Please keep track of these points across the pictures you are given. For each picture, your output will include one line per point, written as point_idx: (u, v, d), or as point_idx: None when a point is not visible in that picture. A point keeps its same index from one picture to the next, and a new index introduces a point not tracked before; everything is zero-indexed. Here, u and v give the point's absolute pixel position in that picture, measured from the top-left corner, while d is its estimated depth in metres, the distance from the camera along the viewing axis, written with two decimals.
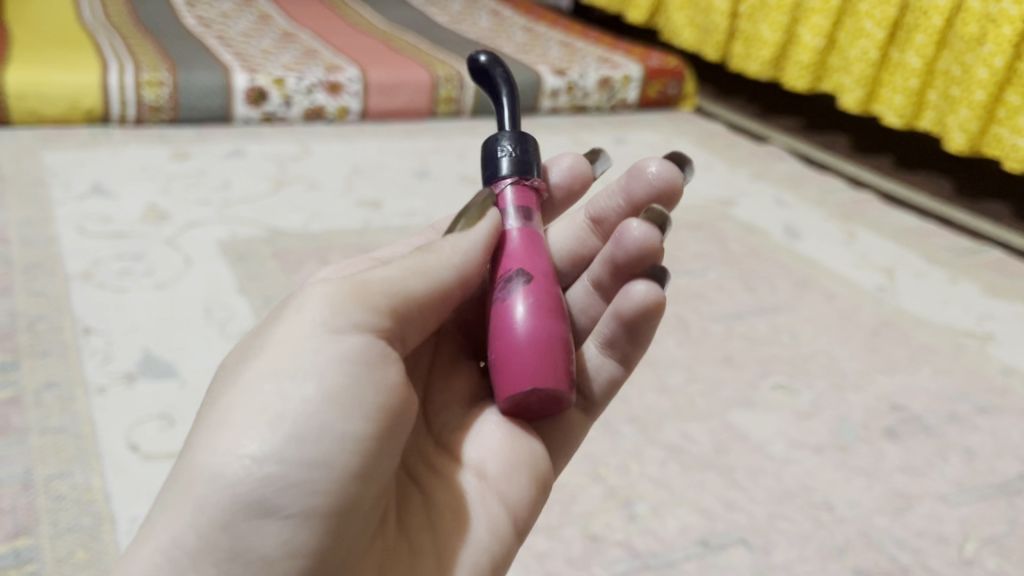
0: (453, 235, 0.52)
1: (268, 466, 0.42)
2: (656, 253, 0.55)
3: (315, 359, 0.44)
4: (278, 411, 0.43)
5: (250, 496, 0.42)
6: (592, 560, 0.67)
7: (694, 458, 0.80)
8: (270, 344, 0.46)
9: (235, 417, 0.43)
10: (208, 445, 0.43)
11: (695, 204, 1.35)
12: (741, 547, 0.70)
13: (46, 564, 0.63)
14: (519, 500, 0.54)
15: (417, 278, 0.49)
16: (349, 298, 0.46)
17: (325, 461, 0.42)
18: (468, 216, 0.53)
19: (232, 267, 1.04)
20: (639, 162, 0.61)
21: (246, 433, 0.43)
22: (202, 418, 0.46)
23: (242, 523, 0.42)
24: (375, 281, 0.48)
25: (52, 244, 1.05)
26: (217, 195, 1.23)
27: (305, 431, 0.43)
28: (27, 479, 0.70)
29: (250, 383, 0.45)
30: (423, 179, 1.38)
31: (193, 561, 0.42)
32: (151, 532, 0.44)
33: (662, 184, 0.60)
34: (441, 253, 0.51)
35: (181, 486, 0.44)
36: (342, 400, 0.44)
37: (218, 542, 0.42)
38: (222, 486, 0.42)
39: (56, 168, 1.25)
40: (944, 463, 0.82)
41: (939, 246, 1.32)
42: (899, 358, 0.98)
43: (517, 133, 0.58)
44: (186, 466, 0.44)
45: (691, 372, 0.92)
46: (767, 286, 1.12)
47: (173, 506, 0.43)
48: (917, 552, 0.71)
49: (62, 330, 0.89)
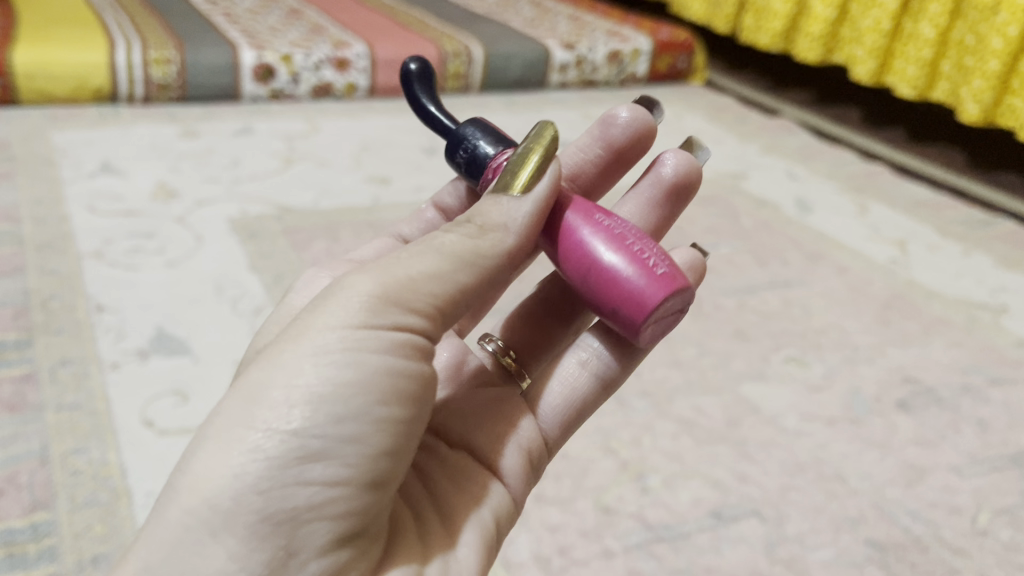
0: (509, 198, 0.49)
1: (307, 440, 0.41)
2: (694, 174, 0.66)
3: (357, 346, 0.42)
4: (318, 393, 0.41)
5: (288, 466, 0.41)
6: (604, 531, 0.68)
7: (706, 431, 0.80)
8: (308, 324, 0.44)
9: (275, 393, 0.42)
10: (246, 419, 0.42)
11: (705, 179, 1.34)
12: (754, 519, 0.70)
13: (65, 538, 0.64)
14: (514, 472, 0.55)
15: (467, 266, 0.46)
16: (389, 292, 0.43)
17: (361, 438, 0.42)
18: (528, 172, 0.49)
19: (244, 245, 1.05)
20: (609, 112, 0.67)
21: (288, 409, 0.41)
22: (233, 392, 0.44)
23: (278, 488, 0.41)
24: (421, 276, 0.44)
25: (64, 222, 1.05)
26: (226, 173, 1.23)
27: (344, 411, 0.42)
28: (44, 455, 0.70)
29: (288, 361, 0.43)
30: (432, 156, 1.37)
31: (225, 523, 0.40)
32: (175, 491, 0.42)
33: (639, 127, 0.66)
34: (495, 234, 0.48)
35: (213, 451, 0.41)
36: (380, 386, 0.42)
37: (251, 505, 0.40)
38: (260, 456, 0.41)
39: (65, 147, 1.25)
40: (956, 434, 0.82)
41: (952, 218, 1.31)
42: (912, 331, 0.98)
43: (479, 122, 0.57)
44: (219, 435, 0.42)
45: (702, 345, 0.92)
46: (778, 260, 1.12)
47: (204, 471, 0.41)
48: (930, 523, 0.71)
49: (75, 308, 0.89)
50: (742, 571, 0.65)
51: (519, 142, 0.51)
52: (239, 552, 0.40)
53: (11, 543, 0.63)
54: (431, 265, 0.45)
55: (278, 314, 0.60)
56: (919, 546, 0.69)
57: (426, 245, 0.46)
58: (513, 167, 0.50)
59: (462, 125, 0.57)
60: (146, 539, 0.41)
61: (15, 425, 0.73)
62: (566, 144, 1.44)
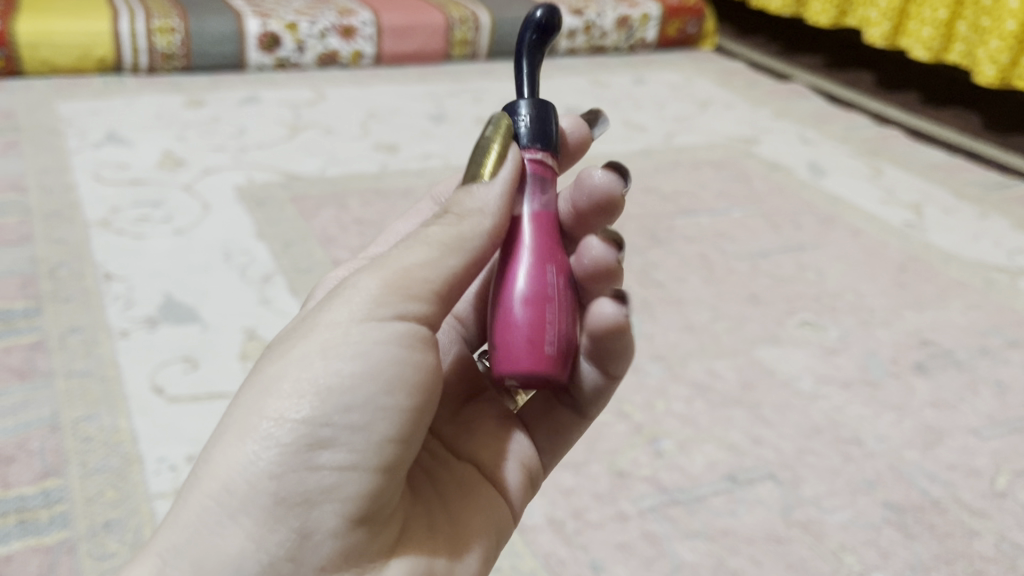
0: (477, 185, 0.43)
1: (317, 427, 0.38)
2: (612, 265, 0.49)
3: (363, 337, 0.39)
4: (325, 382, 0.38)
5: (298, 454, 0.38)
6: (619, 494, 0.67)
7: (720, 394, 0.79)
8: (321, 315, 0.40)
9: (285, 382, 0.39)
10: (258, 407, 0.39)
11: (716, 144, 1.33)
12: (770, 481, 0.69)
13: (76, 503, 0.63)
14: (516, 488, 0.51)
15: (455, 251, 0.42)
16: (390, 281, 0.40)
17: (370, 427, 0.39)
18: (491, 157, 0.44)
19: (252, 213, 1.04)
20: (584, 168, 0.52)
21: (296, 396, 0.38)
22: (247, 380, 0.41)
23: (289, 475, 0.38)
24: (414, 265, 0.40)
25: (71, 191, 1.04)
26: (233, 141, 1.22)
27: (352, 400, 0.38)
28: (54, 422, 0.70)
29: (297, 352, 0.40)
30: (440, 122, 1.36)
31: (242, 507, 0.38)
32: (194, 479, 0.40)
33: (600, 194, 0.52)
34: (473, 218, 0.42)
35: (228, 439, 0.39)
36: (389, 377, 0.39)
37: (265, 490, 0.38)
38: (270, 443, 0.38)
39: (70, 116, 1.24)
40: (974, 396, 0.81)
41: (968, 181, 1.29)
42: (928, 293, 0.97)
43: (536, 103, 0.47)
44: (234, 422, 0.39)
45: (715, 310, 0.91)
46: (791, 224, 1.10)
47: (219, 459, 0.39)
48: (948, 484, 0.71)
49: (84, 277, 0.88)
50: (759, 533, 0.65)
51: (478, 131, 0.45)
52: (257, 531, 0.38)
53: (22, 509, 0.63)
54: (420, 254, 0.41)
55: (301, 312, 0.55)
56: (938, 507, 0.68)
57: (413, 236, 0.42)
58: (480, 148, 0.44)
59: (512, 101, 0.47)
60: (166, 528, 0.40)
61: (25, 392, 0.73)
62: (575, 110, 1.43)
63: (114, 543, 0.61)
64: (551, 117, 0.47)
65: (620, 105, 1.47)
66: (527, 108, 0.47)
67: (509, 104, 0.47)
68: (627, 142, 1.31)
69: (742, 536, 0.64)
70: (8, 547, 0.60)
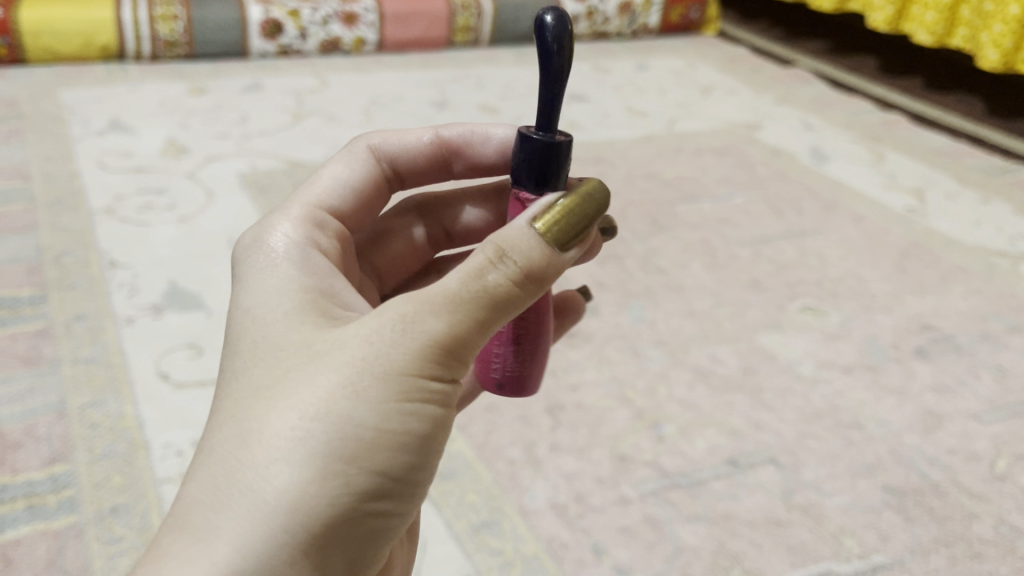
0: (542, 244, 0.39)
1: (390, 481, 0.37)
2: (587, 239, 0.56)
3: (428, 397, 0.38)
4: (403, 437, 0.37)
5: (367, 506, 0.37)
6: (621, 478, 0.68)
7: (721, 379, 0.79)
8: (389, 351, 0.37)
9: (364, 428, 0.37)
10: (334, 452, 0.36)
11: (719, 130, 1.33)
12: (770, 465, 0.70)
13: (84, 488, 0.64)
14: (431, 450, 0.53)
15: (508, 312, 0.39)
16: (457, 342, 0.38)
17: (420, 479, 0.39)
18: (563, 223, 0.40)
19: (254, 200, 1.04)
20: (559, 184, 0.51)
21: (376, 446, 0.37)
22: (298, 402, 0.37)
23: (354, 524, 0.37)
24: (477, 320, 0.38)
25: (75, 179, 1.05)
26: (236, 129, 1.22)
27: (418, 456, 0.38)
28: (61, 408, 0.71)
29: (371, 394, 0.37)
30: (442, 109, 1.36)
31: (306, 552, 0.36)
32: (238, 505, 0.36)
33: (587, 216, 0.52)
34: (533, 281, 0.39)
35: (297, 475, 0.36)
36: (439, 434, 0.39)
37: (331, 538, 0.37)
38: (347, 489, 0.36)
39: (73, 104, 1.25)
40: (975, 381, 0.81)
41: (971, 166, 1.29)
42: (930, 278, 0.97)
43: (545, 144, 0.44)
44: (301, 461, 0.36)
45: (717, 296, 0.92)
46: (793, 210, 1.10)
47: (286, 494, 0.36)
48: (948, 468, 0.71)
49: (89, 265, 0.89)
50: (759, 516, 0.65)
51: (556, 198, 0.41)
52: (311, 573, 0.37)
53: (31, 495, 0.63)
54: (488, 309, 0.38)
55: (239, 271, 0.45)
56: (937, 491, 0.69)
57: (474, 282, 0.38)
58: (552, 207, 0.40)
59: (524, 135, 0.45)
60: (195, 552, 0.35)
61: (31, 379, 0.73)
62: (577, 96, 1.43)
63: (121, 528, 0.61)
64: (566, 153, 0.45)
65: (622, 91, 1.47)
66: (545, 153, 0.44)
67: (528, 142, 0.44)
68: (629, 129, 1.31)
69: (743, 519, 0.65)
70: (16, 531, 0.60)
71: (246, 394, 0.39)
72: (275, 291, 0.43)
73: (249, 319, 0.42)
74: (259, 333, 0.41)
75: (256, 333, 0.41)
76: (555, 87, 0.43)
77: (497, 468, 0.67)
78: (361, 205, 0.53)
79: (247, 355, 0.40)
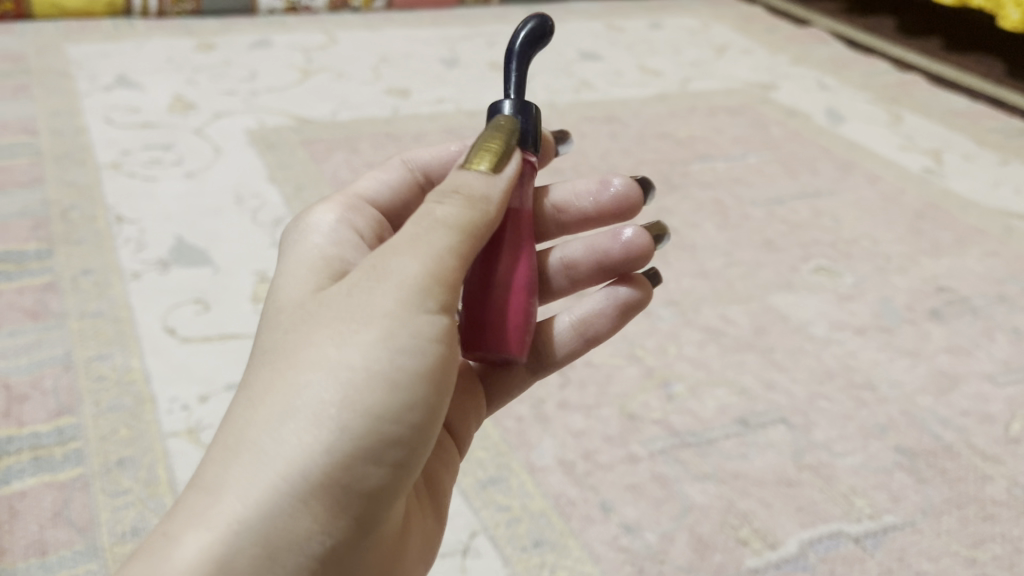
0: (476, 174, 0.42)
1: (386, 423, 0.37)
2: (648, 264, 0.54)
3: (418, 337, 0.38)
4: (393, 376, 0.38)
5: (368, 446, 0.37)
6: (630, 437, 0.67)
7: (733, 339, 0.78)
8: (373, 297, 0.39)
9: (354, 368, 0.37)
10: (324, 395, 0.37)
11: (733, 90, 1.31)
12: (781, 425, 0.69)
13: (90, 441, 0.64)
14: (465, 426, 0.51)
15: (472, 242, 0.41)
16: (436, 274, 0.39)
17: (423, 425, 0.38)
18: (489, 152, 0.43)
19: (262, 156, 1.03)
20: (603, 178, 0.56)
21: (365, 386, 0.37)
22: (295, 361, 0.38)
23: (356, 467, 0.37)
24: (443, 255, 0.40)
25: (81, 134, 1.04)
26: (244, 85, 1.21)
27: (414, 396, 0.38)
28: (67, 361, 0.70)
29: (358, 339, 0.38)
30: (452, 67, 1.34)
31: (309, 495, 0.36)
32: (245, 461, 0.37)
33: (622, 199, 0.56)
34: (479, 209, 0.41)
35: (294, 422, 0.37)
36: (440, 381, 0.39)
37: (333, 480, 0.36)
38: (343, 434, 0.36)
39: (80, 59, 1.23)
40: (990, 343, 0.80)
41: (990, 128, 1.27)
42: (946, 240, 0.96)
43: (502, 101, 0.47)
44: (294, 410, 0.37)
45: (730, 256, 0.90)
46: (808, 171, 1.08)
47: (285, 442, 0.36)
48: (961, 429, 0.70)
49: (95, 219, 0.88)
50: (769, 476, 0.65)
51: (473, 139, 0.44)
52: (322, 520, 0.37)
53: (37, 446, 0.63)
54: (446, 241, 0.40)
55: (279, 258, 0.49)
56: (950, 452, 0.68)
57: (426, 220, 0.40)
58: (478, 145, 0.43)
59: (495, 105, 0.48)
60: (208, 508, 0.36)
61: (38, 332, 0.73)
62: (589, 55, 1.40)
63: (127, 480, 0.61)
64: (524, 110, 0.46)
65: (635, 49, 1.45)
66: (510, 108, 0.46)
67: (494, 104, 0.47)
68: (642, 87, 1.29)
69: (752, 478, 0.64)
70: (22, 482, 0.60)
71: (257, 364, 0.41)
72: (285, 278, 0.45)
73: (265, 308, 0.44)
74: (269, 315, 0.43)
75: (267, 317, 0.43)
76: (519, 61, 0.48)
77: (505, 426, 0.67)
78: (395, 212, 0.55)
79: (259, 336, 0.42)
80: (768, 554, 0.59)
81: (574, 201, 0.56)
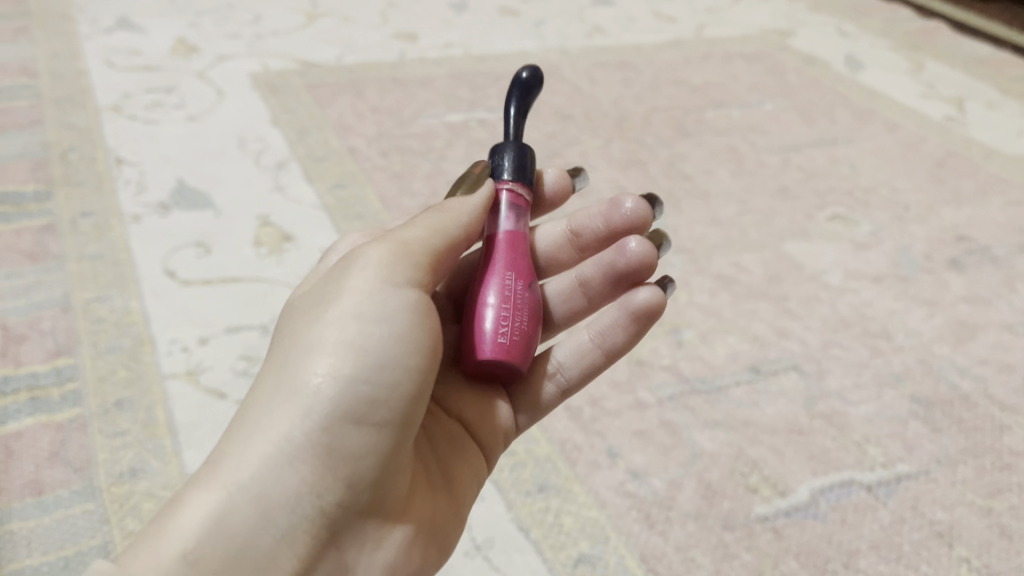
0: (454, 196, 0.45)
1: (359, 383, 0.39)
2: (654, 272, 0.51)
3: (387, 306, 0.40)
4: (363, 340, 0.39)
5: (345, 407, 0.39)
6: (638, 383, 0.66)
7: (746, 287, 0.76)
8: (346, 278, 0.41)
9: (328, 338, 0.40)
10: (304, 365, 0.39)
11: (750, 37, 1.27)
12: (794, 372, 0.68)
13: (88, 383, 0.63)
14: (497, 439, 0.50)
15: (444, 240, 0.43)
16: (406, 256, 0.42)
17: (401, 386, 0.39)
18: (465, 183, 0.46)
19: (266, 100, 1.01)
20: (614, 199, 0.54)
21: (339, 351, 0.39)
22: (286, 342, 0.41)
23: (338, 427, 0.39)
24: (413, 239, 0.42)
25: (82, 77, 1.02)
26: (249, 28, 1.18)
27: (387, 357, 0.39)
28: (66, 303, 0.69)
29: (333, 313, 0.40)
30: (461, 11, 1.30)
31: (293, 453, 0.38)
32: (241, 431, 0.40)
33: (634, 219, 0.53)
34: (452, 213, 0.44)
35: (279, 392, 0.39)
36: (418, 348, 0.40)
37: (314, 439, 0.38)
38: (319, 397, 0.39)
39: (81, 2, 1.20)
40: (1010, 292, 0.78)
41: (1014, 76, 1.23)
42: (967, 188, 0.93)
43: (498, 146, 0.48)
44: (280, 382, 0.40)
45: (744, 203, 0.88)
46: (825, 118, 1.06)
47: (272, 410, 0.39)
48: (979, 379, 0.68)
49: (95, 161, 0.86)
50: (781, 424, 0.63)
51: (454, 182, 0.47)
52: (310, 477, 0.38)
53: (34, 387, 0.62)
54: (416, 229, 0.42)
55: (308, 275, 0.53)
56: (967, 402, 0.66)
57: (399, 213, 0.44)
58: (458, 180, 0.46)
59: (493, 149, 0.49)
60: (209, 473, 0.39)
61: (36, 274, 0.72)
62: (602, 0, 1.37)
63: (126, 422, 0.60)
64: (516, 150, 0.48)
65: None
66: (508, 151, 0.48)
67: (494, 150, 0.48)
68: (656, 33, 1.26)
69: (763, 426, 0.63)
70: (19, 422, 0.59)
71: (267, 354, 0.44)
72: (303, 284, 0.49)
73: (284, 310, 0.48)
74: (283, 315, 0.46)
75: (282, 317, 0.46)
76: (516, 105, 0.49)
77: None
78: None
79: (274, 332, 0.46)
80: (778, 501, 0.58)
81: (587, 223, 0.55)
